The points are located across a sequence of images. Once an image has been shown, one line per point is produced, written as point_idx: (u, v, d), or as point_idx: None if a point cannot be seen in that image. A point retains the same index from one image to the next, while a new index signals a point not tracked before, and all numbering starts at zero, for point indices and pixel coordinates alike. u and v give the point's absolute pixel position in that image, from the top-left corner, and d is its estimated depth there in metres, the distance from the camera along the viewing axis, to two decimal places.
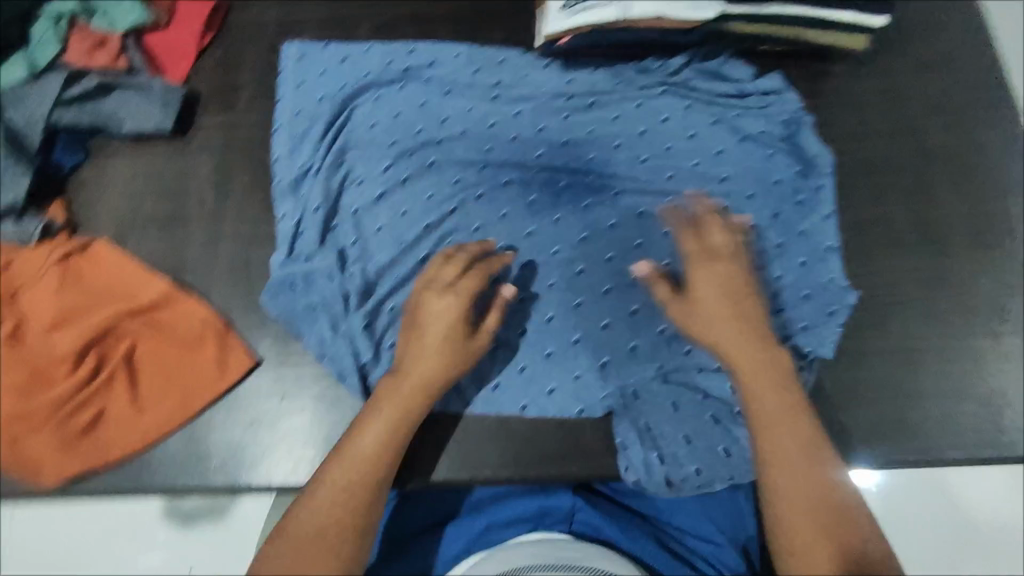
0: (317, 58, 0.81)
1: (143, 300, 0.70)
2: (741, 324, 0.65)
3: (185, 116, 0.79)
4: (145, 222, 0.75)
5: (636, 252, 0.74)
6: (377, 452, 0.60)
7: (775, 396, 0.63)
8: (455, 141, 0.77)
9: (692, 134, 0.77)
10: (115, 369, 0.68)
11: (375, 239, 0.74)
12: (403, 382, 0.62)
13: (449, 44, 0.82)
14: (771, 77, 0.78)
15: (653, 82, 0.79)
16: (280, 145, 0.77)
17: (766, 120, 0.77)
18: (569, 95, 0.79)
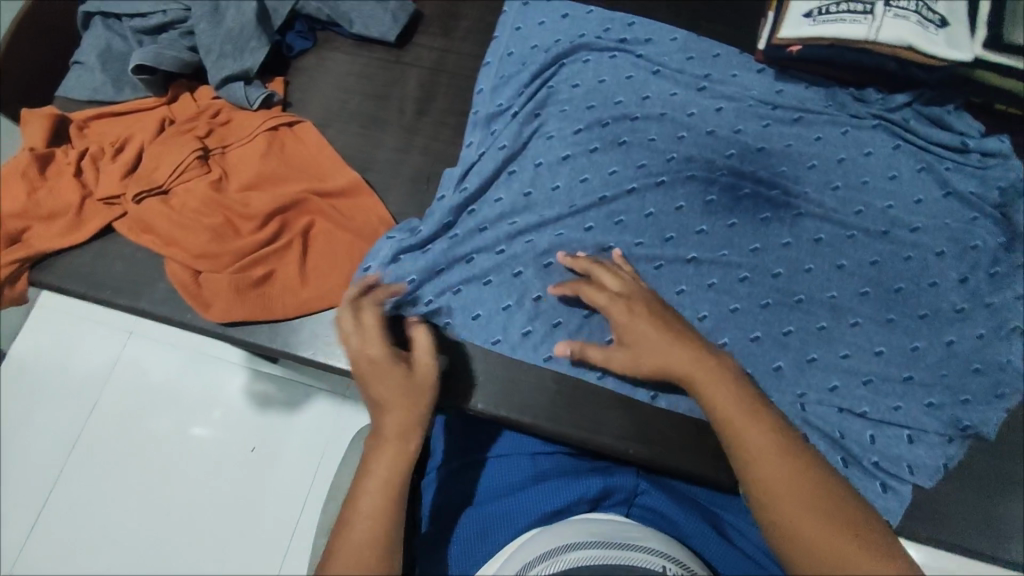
0: (540, 8, 0.83)
1: (332, 185, 0.75)
2: (648, 343, 0.61)
3: (407, 32, 0.84)
4: (348, 117, 0.81)
5: (804, 276, 0.72)
6: (384, 496, 0.55)
7: (725, 394, 0.57)
8: (651, 121, 0.77)
9: (894, 176, 0.74)
10: (294, 238, 0.73)
11: (548, 195, 0.75)
12: (386, 423, 0.58)
13: (667, 27, 0.82)
14: (1001, 138, 0.73)
15: (868, 113, 0.76)
16: (486, 79, 0.80)
17: (979, 182, 0.73)
18: (776, 104, 0.77)
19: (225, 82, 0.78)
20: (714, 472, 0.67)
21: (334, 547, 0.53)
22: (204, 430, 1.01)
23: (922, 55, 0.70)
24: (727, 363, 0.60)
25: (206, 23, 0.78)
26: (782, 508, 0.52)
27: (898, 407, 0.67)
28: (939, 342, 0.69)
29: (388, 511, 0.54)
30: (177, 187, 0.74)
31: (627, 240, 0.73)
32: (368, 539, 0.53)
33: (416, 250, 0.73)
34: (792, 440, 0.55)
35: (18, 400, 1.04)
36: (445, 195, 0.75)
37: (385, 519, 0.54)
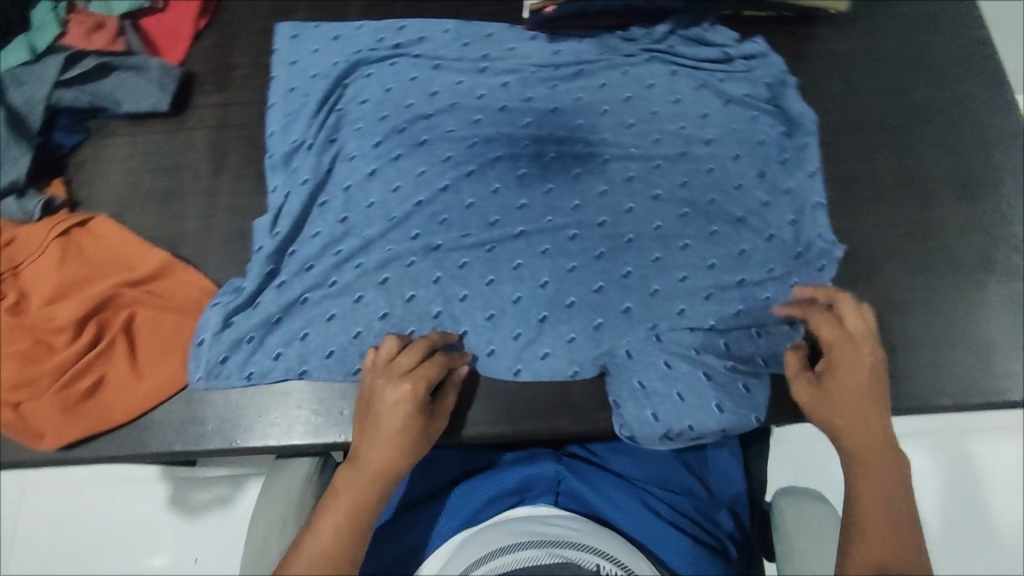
0: (310, 37, 0.82)
1: (142, 271, 0.72)
2: (839, 400, 0.62)
3: (182, 97, 0.81)
4: (144, 198, 0.77)
5: (627, 217, 0.74)
6: (336, 539, 0.59)
7: (875, 437, 0.62)
8: (444, 114, 0.77)
9: (677, 98, 0.78)
10: (115, 336, 0.69)
11: (365, 214, 0.74)
12: (360, 469, 0.62)
13: (438, 20, 0.82)
14: (755, 40, 0.79)
15: (638, 50, 0.79)
16: (273, 120, 0.78)
17: (750, 84, 0.78)
18: (556, 64, 0.79)
19: None
20: (589, 421, 0.69)
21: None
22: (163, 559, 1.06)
23: None
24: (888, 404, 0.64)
25: None
26: (865, 533, 0.59)
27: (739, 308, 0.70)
28: (761, 239, 0.72)
29: (348, 547, 0.59)
30: None
31: (452, 234, 0.73)
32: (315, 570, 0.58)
33: (247, 308, 0.71)
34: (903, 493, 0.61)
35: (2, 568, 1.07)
36: (264, 244, 0.72)
37: (345, 552, 0.59)
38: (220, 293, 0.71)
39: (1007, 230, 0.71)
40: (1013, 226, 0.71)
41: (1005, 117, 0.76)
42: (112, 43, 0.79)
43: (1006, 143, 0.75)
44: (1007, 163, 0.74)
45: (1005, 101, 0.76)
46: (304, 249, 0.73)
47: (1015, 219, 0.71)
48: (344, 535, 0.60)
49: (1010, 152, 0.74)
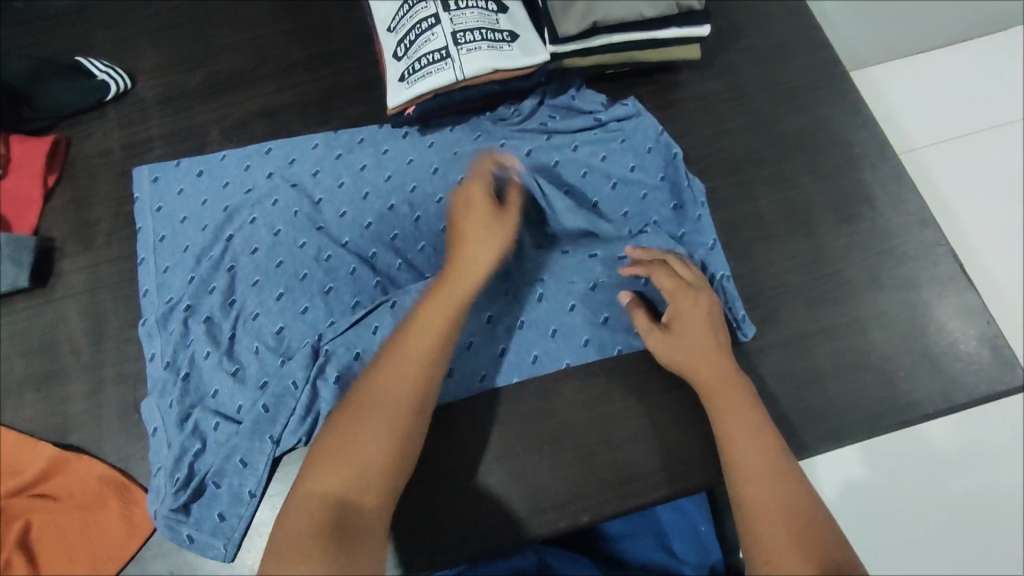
0: (171, 177, 0.77)
1: (32, 472, 0.66)
2: (686, 334, 0.64)
3: (43, 266, 0.76)
4: (19, 385, 0.71)
5: (544, 304, 0.70)
6: (437, 336, 0.57)
7: (738, 405, 0.60)
8: (339, 256, 0.71)
9: (563, 193, 0.74)
10: (11, 553, 0.63)
11: (280, 374, 0.66)
12: (460, 273, 0.60)
13: (304, 137, 0.78)
14: (626, 102, 0.77)
15: (512, 129, 0.77)
16: (147, 278, 0.73)
17: (634, 153, 0.75)
18: (437, 167, 0.75)
19: None
20: (534, 529, 0.65)
21: (369, 368, 0.55)
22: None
23: (509, 72, 0.72)
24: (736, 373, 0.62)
25: None
26: (759, 531, 0.52)
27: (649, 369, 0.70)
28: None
29: (441, 349, 0.57)
30: None
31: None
32: (406, 386, 0.54)
33: (198, 496, 0.65)
34: (773, 438, 0.58)
35: None
36: (157, 424, 0.67)
37: (420, 397, 0.54)
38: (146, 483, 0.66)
39: (886, 242, 0.74)
40: (893, 238, 0.74)
41: (864, 131, 0.79)
42: None
43: (871, 158, 0.77)
44: (874, 180, 0.76)
45: (863, 115, 0.79)
46: (204, 409, 0.67)
47: (893, 229, 0.74)
48: (411, 381, 0.54)
49: (876, 165, 0.77)
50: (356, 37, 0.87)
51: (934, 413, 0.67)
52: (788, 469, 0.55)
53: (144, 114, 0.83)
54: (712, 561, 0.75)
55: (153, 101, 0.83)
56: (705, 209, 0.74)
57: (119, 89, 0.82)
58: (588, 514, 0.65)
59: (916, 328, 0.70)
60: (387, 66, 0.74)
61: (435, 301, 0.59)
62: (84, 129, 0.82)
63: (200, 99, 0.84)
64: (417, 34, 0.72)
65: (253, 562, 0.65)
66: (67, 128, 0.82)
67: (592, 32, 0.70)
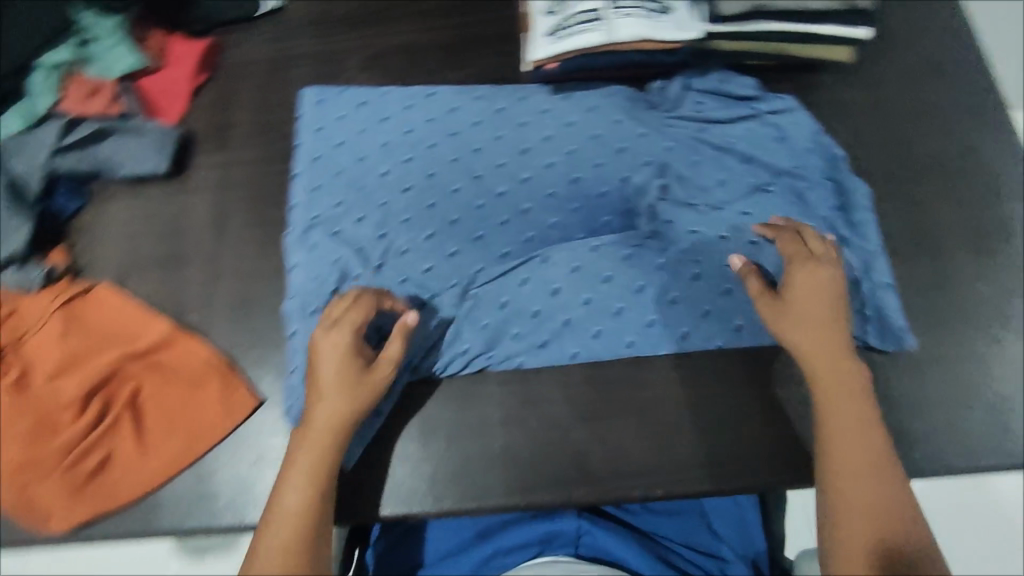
0: (334, 103, 0.80)
1: (146, 342, 0.71)
2: (799, 316, 0.63)
3: (182, 157, 0.80)
4: (147, 263, 0.76)
5: (660, 274, 0.71)
6: (306, 496, 0.59)
7: (850, 398, 0.61)
8: (495, 206, 0.75)
9: (721, 180, 0.76)
10: (120, 412, 0.69)
11: (426, 306, 0.71)
12: (310, 423, 0.62)
13: (467, 87, 0.81)
14: (784, 97, 0.78)
15: (663, 112, 0.78)
16: (298, 191, 0.76)
17: (791, 152, 0.76)
18: (599, 134, 0.77)
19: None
20: (608, 491, 0.66)
21: (261, 527, 0.59)
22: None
23: (658, 43, 0.72)
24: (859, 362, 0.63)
25: None
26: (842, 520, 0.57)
27: (749, 360, 0.70)
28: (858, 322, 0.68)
29: (318, 505, 0.59)
30: None
31: (530, 323, 0.70)
32: (293, 540, 0.57)
33: None
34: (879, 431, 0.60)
35: None
36: (297, 330, 0.71)
37: (318, 485, 0.60)
38: (255, 369, 0.72)
39: (1017, 282, 0.71)
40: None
41: (1011, 165, 0.75)
42: (110, 107, 0.79)
43: (1014, 194, 0.74)
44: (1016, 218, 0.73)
45: (1013, 149, 0.76)
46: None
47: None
48: (309, 486, 0.60)
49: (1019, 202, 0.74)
50: None
51: None
52: (890, 466, 0.59)
53: (293, 32, 0.87)
54: (755, 553, 0.79)
55: (304, 22, 0.87)
56: (871, 214, 0.73)
57: (274, 5, 0.87)
58: (663, 488, 0.66)
59: None
60: (534, 17, 0.74)
61: (321, 408, 0.62)
62: (236, 37, 0.86)
63: (346, 25, 0.87)
64: None
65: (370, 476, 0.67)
66: (221, 34, 0.87)
67: (747, 17, 0.70)
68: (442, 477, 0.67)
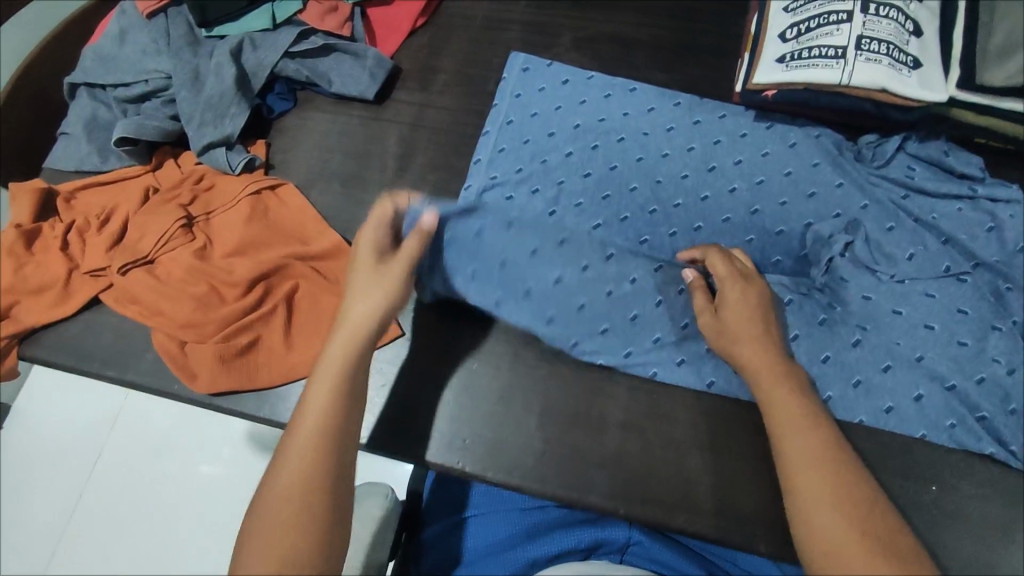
0: (539, 74, 0.81)
1: (315, 248, 0.76)
2: (736, 332, 0.62)
3: (386, 88, 0.85)
4: (330, 176, 0.81)
5: (820, 330, 0.67)
6: (315, 448, 0.52)
7: (799, 407, 0.56)
8: (666, 214, 0.73)
9: (911, 254, 0.68)
10: (279, 303, 0.74)
11: (580, 279, 0.70)
12: (322, 373, 0.57)
13: (669, 91, 0.79)
14: (1012, 187, 0.69)
15: (871, 170, 0.73)
16: (484, 148, 0.78)
17: (1000, 247, 0.68)
18: (791, 172, 0.73)
19: (208, 149, 0.78)
20: (709, 531, 0.62)
21: (267, 483, 0.51)
22: (213, 468, 1.01)
23: (894, 97, 0.68)
24: (799, 373, 0.60)
25: (187, 92, 0.79)
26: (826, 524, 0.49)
27: (895, 448, 0.64)
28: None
29: (331, 465, 0.52)
30: (162, 255, 0.75)
31: (678, 336, 0.69)
32: (306, 489, 0.50)
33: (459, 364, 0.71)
34: (841, 444, 0.54)
35: (39, 454, 1.05)
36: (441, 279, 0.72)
37: (332, 439, 0.53)
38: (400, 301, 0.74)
39: None
40: None
41: None
42: (341, 27, 0.83)
43: None
44: None
45: None
46: (494, 274, 0.70)
47: None
48: (320, 444, 0.52)
49: None
50: (728, 5, 0.86)
51: None
52: (855, 474, 0.52)
53: None
54: None
55: None
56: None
57: None
58: (765, 546, 0.62)
59: None
60: (767, 41, 0.73)
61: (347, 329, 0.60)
62: None
63: (566, 3, 0.88)
64: (819, 24, 0.70)
65: (471, 448, 0.67)
66: None
67: (1005, 92, 0.66)
68: (545, 464, 0.66)
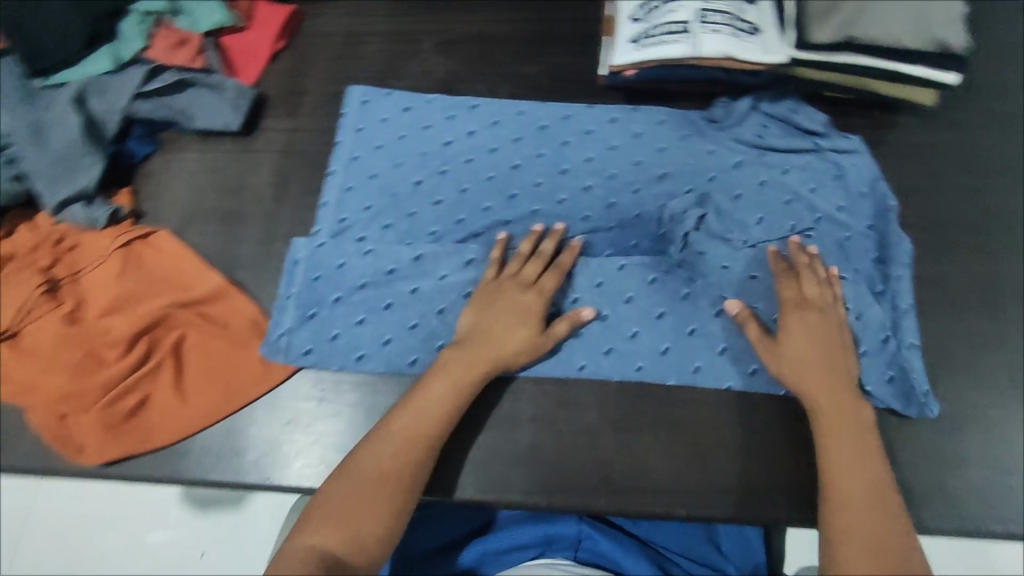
0: (379, 105, 0.80)
1: (197, 292, 0.72)
2: (797, 356, 0.63)
3: (253, 118, 0.82)
4: (206, 216, 0.78)
5: (682, 304, 0.69)
6: (349, 506, 0.56)
7: (854, 446, 0.58)
8: (523, 221, 0.74)
9: (759, 218, 0.72)
10: (165, 357, 0.70)
11: (434, 324, 0.69)
12: (382, 436, 0.60)
13: (510, 102, 0.80)
14: (850, 136, 0.74)
15: (724, 131, 0.76)
16: (330, 189, 0.76)
17: (845, 193, 0.73)
18: (665, 147, 0.75)
19: (65, 206, 0.74)
20: (631, 505, 0.65)
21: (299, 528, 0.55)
22: (161, 536, 0.95)
23: (741, 62, 0.71)
24: (866, 413, 0.60)
25: (31, 150, 0.73)
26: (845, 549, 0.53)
27: (789, 394, 0.67)
28: (880, 380, 0.66)
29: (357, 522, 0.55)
30: (27, 327, 0.70)
31: None
32: (334, 541, 0.54)
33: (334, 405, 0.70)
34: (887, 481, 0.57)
35: None
36: (287, 328, 0.70)
37: (369, 505, 0.56)
38: (268, 349, 0.70)
39: None
40: None
41: None
42: (193, 60, 0.80)
43: None
44: None
45: None
46: (348, 337, 0.70)
47: None
48: (358, 502, 0.56)
49: None
50: None
51: None
52: (894, 511, 0.55)
53: (372, 10, 0.88)
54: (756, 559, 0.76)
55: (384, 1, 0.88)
56: (908, 271, 0.69)
57: None
58: (684, 509, 0.64)
59: None
60: (619, 24, 0.75)
61: (444, 371, 0.64)
62: (318, 8, 0.88)
63: (425, 8, 0.87)
64: (662, 3, 0.73)
65: None
66: (303, 3, 0.88)
67: (838, 47, 0.69)
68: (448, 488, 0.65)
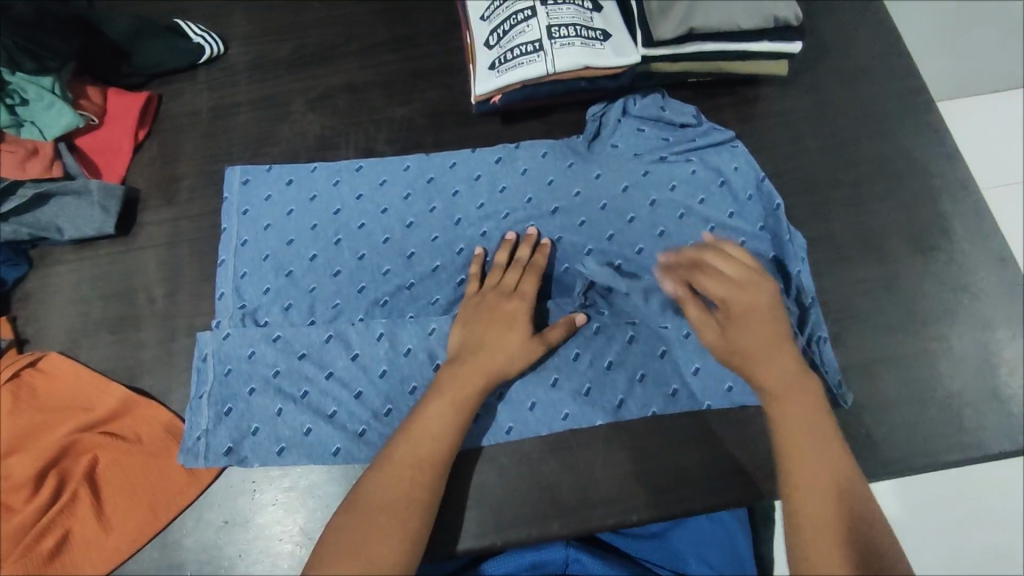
0: (261, 182, 0.78)
1: (102, 411, 0.69)
2: (743, 328, 0.64)
3: (128, 215, 0.79)
4: (96, 327, 0.74)
5: (595, 339, 0.70)
6: (399, 498, 0.57)
7: (805, 411, 0.59)
8: (426, 279, 0.73)
9: (655, 237, 0.74)
10: (78, 486, 0.66)
11: (355, 405, 0.68)
12: (421, 429, 0.61)
13: (395, 158, 0.79)
14: (723, 133, 0.77)
15: (602, 147, 0.78)
16: (224, 280, 0.74)
17: (733, 199, 0.75)
18: (553, 179, 0.77)
19: None
20: (583, 523, 0.65)
21: (345, 510, 0.57)
22: None
23: (599, 69, 0.73)
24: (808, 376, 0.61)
25: None
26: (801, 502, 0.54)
27: (711, 406, 0.69)
28: None
29: (398, 511, 0.56)
30: None
31: None
32: (383, 529, 0.55)
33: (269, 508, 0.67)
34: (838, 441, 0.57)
35: None
36: (202, 433, 0.67)
37: (414, 493, 0.58)
38: (186, 456, 0.67)
39: (960, 276, 0.74)
40: (968, 275, 0.74)
41: (947, 162, 0.78)
42: (48, 168, 0.76)
43: (951, 191, 0.77)
44: (955, 213, 0.76)
45: (947, 147, 0.79)
46: (268, 429, 0.68)
47: (968, 265, 0.74)
48: (399, 488, 0.57)
49: (956, 198, 0.77)
50: (441, 23, 0.88)
51: (997, 453, 0.68)
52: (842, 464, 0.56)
53: (234, 80, 0.86)
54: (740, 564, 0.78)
55: (244, 68, 0.86)
56: (804, 265, 0.72)
57: (211, 53, 0.85)
58: (636, 514, 0.65)
59: (987, 368, 0.71)
60: (477, 52, 0.75)
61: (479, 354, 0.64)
62: (176, 88, 0.85)
63: (288, 68, 0.86)
64: (511, 26, 0.74)
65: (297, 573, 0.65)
66: (159, 85, 0.85)
67: (686, 37, 0.72)
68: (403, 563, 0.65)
